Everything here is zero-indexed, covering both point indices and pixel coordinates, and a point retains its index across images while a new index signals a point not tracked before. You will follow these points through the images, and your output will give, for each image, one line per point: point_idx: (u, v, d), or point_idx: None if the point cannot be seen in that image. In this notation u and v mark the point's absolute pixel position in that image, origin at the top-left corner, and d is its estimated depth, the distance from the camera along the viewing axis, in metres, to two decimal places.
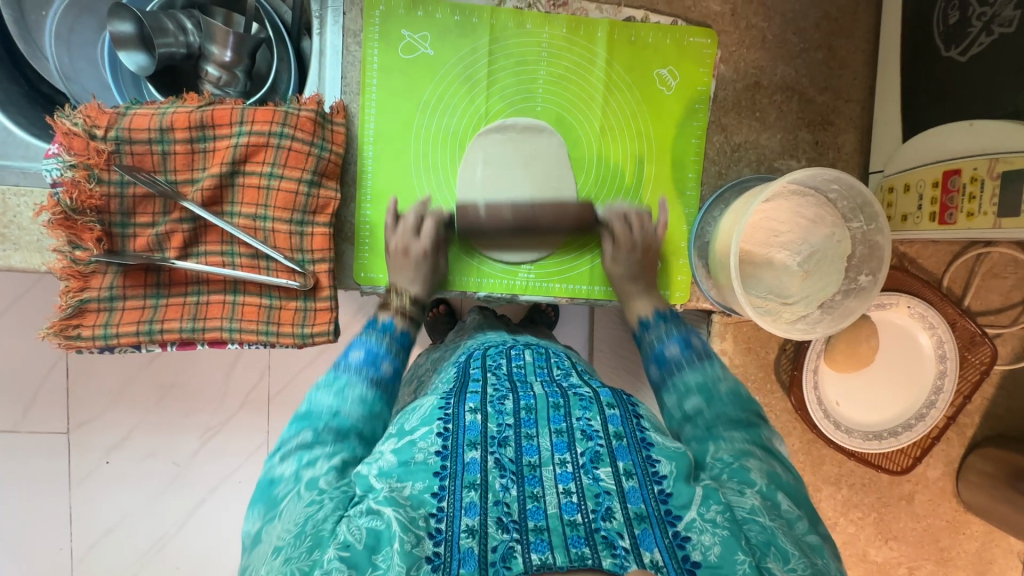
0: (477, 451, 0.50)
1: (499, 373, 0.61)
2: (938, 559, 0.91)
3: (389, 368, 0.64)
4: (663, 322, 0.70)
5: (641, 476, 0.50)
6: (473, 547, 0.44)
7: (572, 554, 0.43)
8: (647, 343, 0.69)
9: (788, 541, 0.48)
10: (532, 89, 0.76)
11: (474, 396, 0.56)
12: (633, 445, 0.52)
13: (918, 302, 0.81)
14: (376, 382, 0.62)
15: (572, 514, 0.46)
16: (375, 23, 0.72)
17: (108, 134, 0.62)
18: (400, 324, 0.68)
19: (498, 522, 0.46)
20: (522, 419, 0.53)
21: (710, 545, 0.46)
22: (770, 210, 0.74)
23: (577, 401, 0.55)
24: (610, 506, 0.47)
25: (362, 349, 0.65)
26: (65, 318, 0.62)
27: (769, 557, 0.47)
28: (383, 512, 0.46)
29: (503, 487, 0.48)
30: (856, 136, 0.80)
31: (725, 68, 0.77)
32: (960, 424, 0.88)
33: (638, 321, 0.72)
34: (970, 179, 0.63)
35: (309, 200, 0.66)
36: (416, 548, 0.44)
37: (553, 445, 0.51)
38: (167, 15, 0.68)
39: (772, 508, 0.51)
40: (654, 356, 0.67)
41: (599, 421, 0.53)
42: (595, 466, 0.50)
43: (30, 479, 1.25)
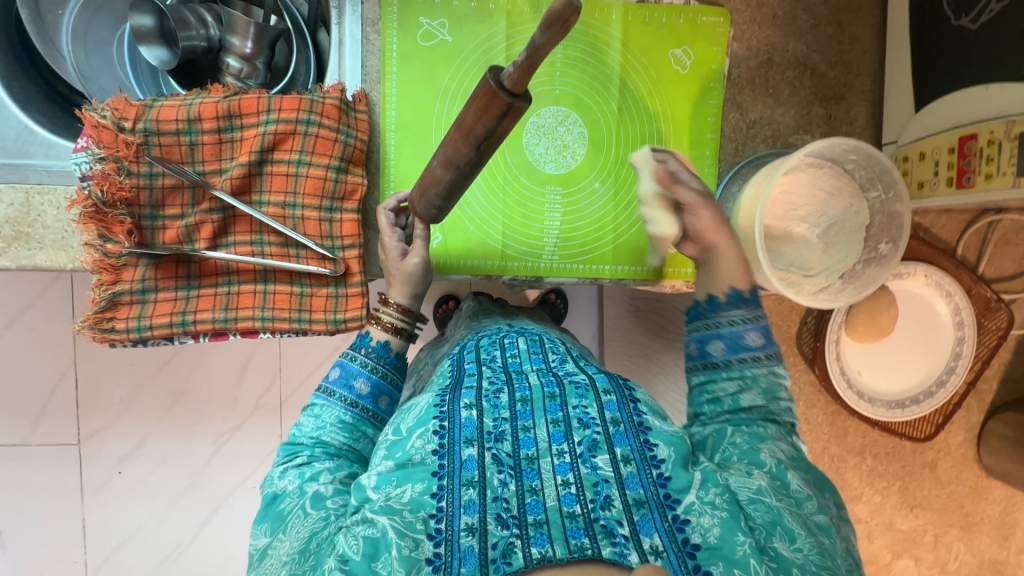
0: (474, 448, 0.50)
1: (494, 364, 0.61)
2: (963, 525, 0.92)
3: (365, 386, 0.64)
4: (741, 304, 0.59)
5: (639, 462, 0.50)
6: (473, 545, 0.45)
7: (572, 546, 0.44)
8: (715, 325, 0.59)
9: (795, 521, 0.49)
10: (549, 72, 0.77)
11: (469, 392, 0.56)
12: (631, 430, 0.53)
13: (935, 270, 0.83)
14: (353, 404, 0.63)
15: (572, 505, 0.47)
16: (394, 12, 0.72)
17: (136, 126, 0.62)
18: (377, 333, 0.67)
19: (498, 518, 0.46)
20: (518, 412, 0.54)
21: (709, 526, 0.47)
22: (790, 182, 0.75)
23: (573, 389, 0.56)
24: (609, 494, 0.48)
25: (339, 367, 0.65)
26: (99, 311, 0.62)
27: (775, 536, 0.48)
28: (377, 521, 0.46)
29: (502, 482, 0.48)
30: (868, 109, 0.81)
31: (738, 46, 0.79)
32: (979, 391, 0.89)
33: (707, 297, 0.61)
34: (987, 142, 0.65)
35: (338, 186, 0.66)
36: (415, 552, 0.45)
37: (550, 435, 0.52)
38: (187, 9, 0.68)
39: (780, 488, 0.52)
40: (698, 337, 0.60)
41: (596, 408, 0.54)
42: (592, 454, 0.50)
43: (44, 492, 1.24)
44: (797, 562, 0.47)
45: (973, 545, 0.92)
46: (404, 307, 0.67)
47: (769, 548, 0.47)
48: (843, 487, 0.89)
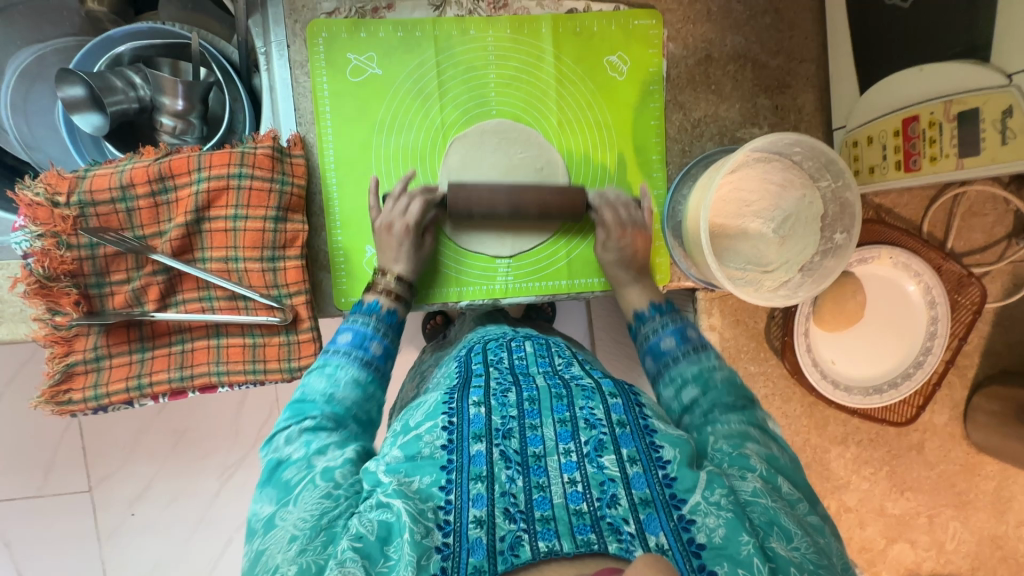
0: (482, 444, 0.50)
1: (501, 366, 0.60)
2: (957, 504, 0.90)
3: (378, 347, 0.66)
4: (659, 314, 0.70)
5: (645, 462, 0.49)
6: (481, 537, 0.44)
7: (578, 541, 0.44)
8: (643, 336, 0.70)
9: (790, 521, 0.48)
10: (484, 94, 0.76)
11: (479, 389, 0.55)
12: (637, 432, 0.52)
13: (901, 252, 0.81)
14: (367, 364, 0.65)
15: (578, 503, 0.46)
16: (320, 50, 0.72)
17: (70, 199, 0.62)
18: (387, 304, 0.68)
19: (505, 512, 0.46)
20: (526, 411, 0.53)
21: (715, 527, 0.46)
22: (739, 179, 0.74)
23: (579, 391, 0.55)
24: (615, 493, 0.47)
25: (349, 332, 0.66)
26: (54, 384, 0.63)
27: (772, 537, 0.46)
28: (393, 505, 0.46)
29: (509, 478, 0.48)
30: (815, 95, 0.80)
31: (674, 46, 0.77)
32: (960, 367, 0.87)
33: (634, 314, 0.72)
34: (928, 123, 0.63)
35: (277, 235, 0.66)
36: (426, 539, 0.44)
37: (557, 434, 0.51)
38: (115, 73, 0.68)
39: (773, 490, 0.51)
40: (649, 348, 0.68)
41: (602, 410, 0.53)
42: (599, 454, 0.50)
43: (59, 541, 1.26)
44: (795, 562, 0.45)
45: (970, 523, 0.91)
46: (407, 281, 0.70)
47: (770, 550, 0.45)
48: (829, 477, 0.88)
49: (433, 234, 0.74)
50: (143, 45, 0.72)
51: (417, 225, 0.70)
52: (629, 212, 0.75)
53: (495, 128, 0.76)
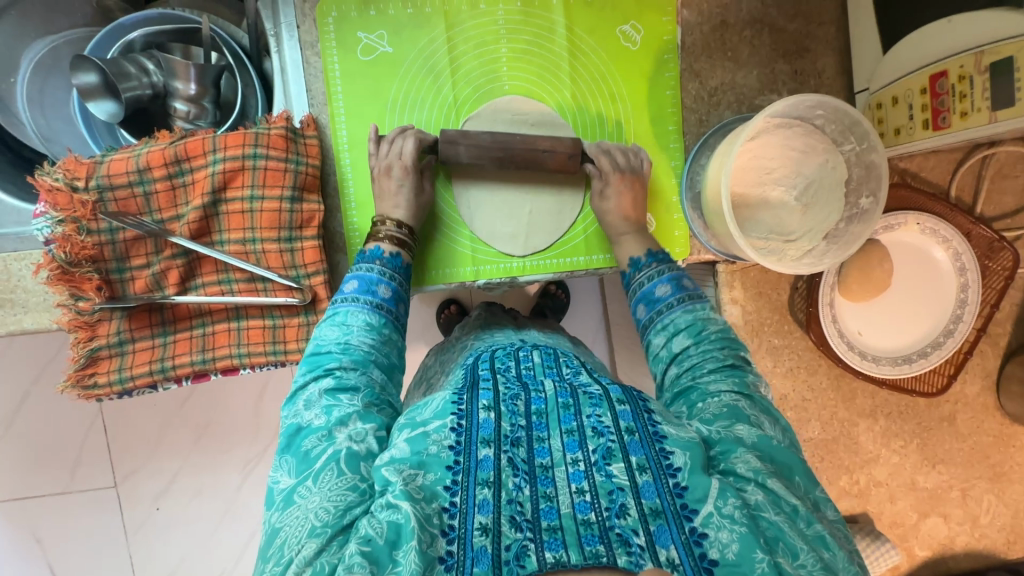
0: (490, 449, 0.49)
1: (507, 373, 0.59)
2: (991, 476, 0.88)
3: (387, 291, 0.64)
4: (654, 261, 0.69)
5: (655, 470, 0.48)
6: (486, 545, 0.44)
7: (586, 552, 0.43)
8: (635, 283, 0.68)
9: (796, 535, 0.47)
10: (496, 69, 0.75)
11: (486, 393, 0.54)
12: (646, 439, 0.50)
13: (928, 217, 0.79)
14: (378, 307, 0.63)
15: (586, 513, 0.46)
16: (330, 29, 0.71)
17: (89, 184, 0.63)
18: (389, 247, 0.66)
19: (512, 521, 0.45)
20: (534, 422, 0.52)
21: (727, 542, 0.45)
22: (757, 147, 0.72)
23: (587, 398, 0.54)
24: (624, 502, 0.47)
25: (356, 279, 0.63)
26: (80, 369, 0.64)
27: (779, 553, 0.46)
28: (400, 506, 0.45)
29: (516, 485, 0.47)
30: (836, 58, 0.77)
31: (688, 12, 0.75)
32: (991, 335, 0.85)
33: (629, 260, 0.70)
34: (957, 78, 0.61)
35: (294, 216, 0.66)
36: (431, 548, 0.44)
37: (565, 445, 0.50)
38: (127, 59, 0.69)
39: (777, 502, 0.49)
40: (641, 295, 0.67)
41: (610, 417, 0.52)
42: (608, 462, 0.49)
43: (89, 535, 1.29)
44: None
45: (1005, 495, 0.88)
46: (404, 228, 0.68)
47: (782, 569, 0.45)
48: (858, 452, 0.87)
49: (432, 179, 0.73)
50: (154, 32, 0.72)
51: (416, 163, 0.70)
52: (627, 160, 0.74)
53: (507, 105, 0.75)
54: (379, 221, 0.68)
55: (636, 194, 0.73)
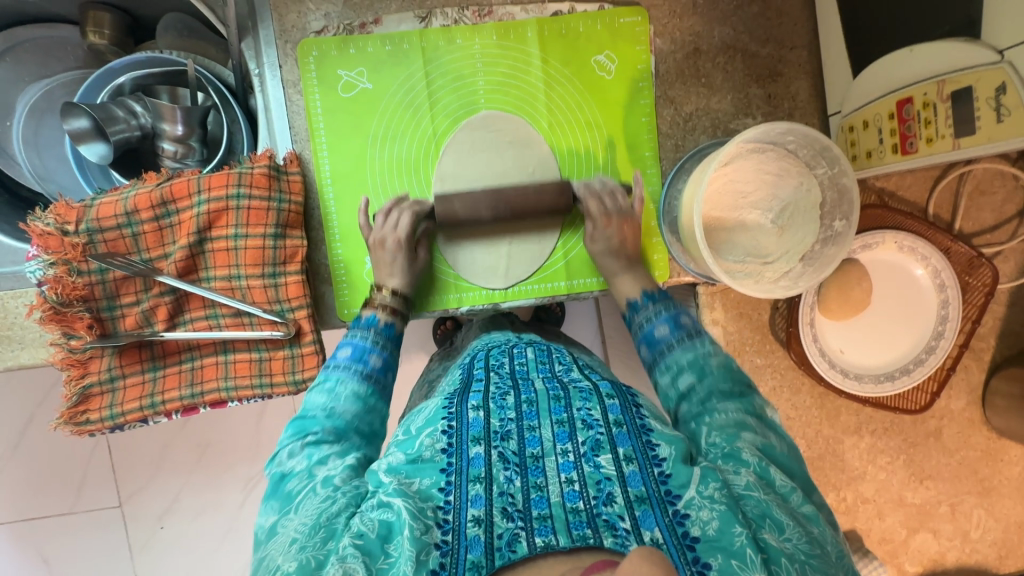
0: (481, 446, 0.50)
1: (501, 371, 0.61)
2: (980, 491, 0.88)
3: (378, 360, 0.65)
4: (651, 302, 0.69)
5: (641, 461, 0.49)
6: (479, 535, 0.45)
7: (574, 536, 0.44)
8: (636, 325, 0.68)
9: (782, 511, 0.48)
10: (474, 100, 0.77)
11: (477, 395, 0.56)
12: (634, 431, 0.52)
13: (906, 236, 0.79)
14: (367, 376, 0.63)
15: (575, 501, 0.46)
16: (311, 69, 0.73)
17: (79, 227, 0.65)
18: (383, 318, 0.68)
19: (504, 511, 0.46)
20: (525, 412, 0.53)
21: (708, 519, 0.46)
22: (732, 171, 0.73)
23: (576, 392, 0.56)
24: (612, 491, 0.47)
25: (349, 346, 0.65)
26: (72, 406, 0.66)
27: (765, 529, 0.46)
28: (393, 504, 0.46)
29: (507, 479, 0.48)
30: (809, 81, 0.78)
31: (661, 41, 0.77)
32: (975, 350, 0.85)
33: (627, 303, 0.71)
34: (922, 105, 0.62)
35: (277, 252, 0.68)
36: (425, 536, 0.45)
37: (556, 435, 0.51)
38: (116, 103, 0.71)
39: (766, 485, 0.50)
40: (643, 336, 0.66)
41: (599, 410, 0.53)
42: (596, 454, 0.50)
43: (93, 556, 1.31)
44: (786, 553, 0.45)
45: (995, 510, 0.88)
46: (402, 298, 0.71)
47: (762, 540, 0.46)
48: (844, 469, 0.87)
49: (426, 246, 0.76)
50: (142, 75, 0.74)
51: (411, 237, 0.72)
52: (614, 200, 0.75)
53: (483, 125, 0.77)
54: (375, 289, 0.71)
55: (626, 233, 0.74)
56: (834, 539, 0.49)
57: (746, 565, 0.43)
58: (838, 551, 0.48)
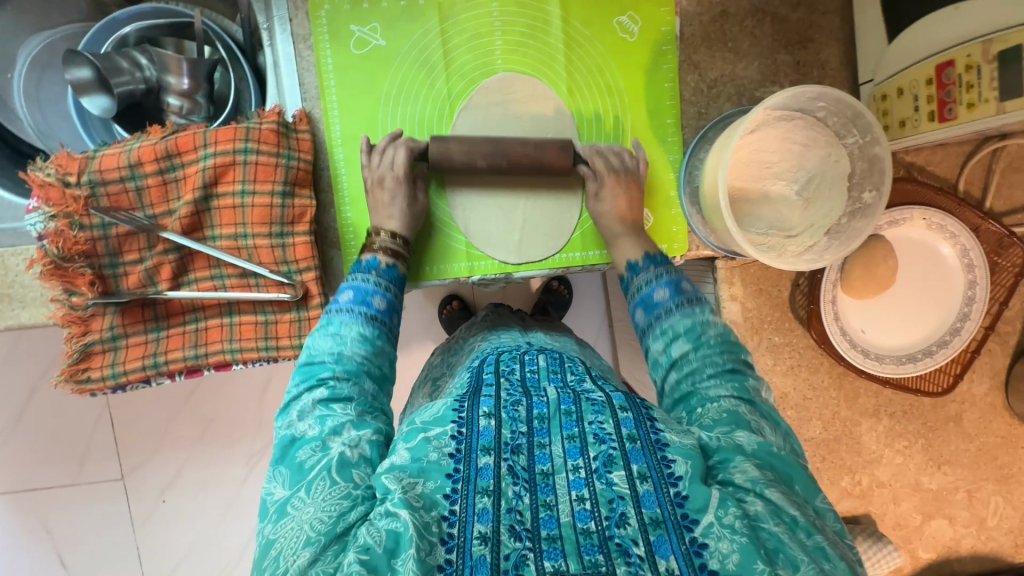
0: (490, 457, 0.48)
1: (510, 377, 0.59)
2: (999, 478, 0.86)
3: (382, 302, 0.63)
4: (653, 265, 0.67)
5: (656, 479, 0.47)
6: (485, 554, 0.43)
7: (585, 562, 0.43)
8: (633, 287, 0.67)
9: (797, 546, 0.45)
10: (490, 61, 0.74)
11: (488, 399, 0.54)
12: (648, 447, 0.49)
13: (934, 212, 0.76)
14: (372, 318, 0.61)
15: (586, 521, 0.45)
16: (323, 23, 0.70)
17: (81, 179, 0.63)
18: (384, 259, 0.65)
19: (511, 530, 0.44)
20: (536, 428, 0.51)
21: (728, 552, 0.44)
22: (759, 139, 0.70)
23: (589, 405, 0.53)
24: (624, 511, 0.46)
25: (351, 290, 0.63)
26: (73, 363, 0.64)
27: (779, 564, 0.44)
28: (399, 514, 0.44)
29: (516, 494, 0.47)
30: (839, 48, 0.75)
31: (687, 2, 0.74)
32: (1001, 333, 0.83)
33: (627, 265, 0.69)
34: (965, 68, 0.59)
35: (286, 211, 0.66)
36: (430, 557, 0.43)
37: (567, 451, 0.50)
38: (120, 54, 0.69)
39: (777, 513, 0.47)
40: (640, 299, 0.66)
41: (613, 424, 0.51)
42: (608, 470, 0.48)
43: (96, 526, 1.30)
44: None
45: (1013, 497, 0.86)
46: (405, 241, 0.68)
47: None
48: (860, 452, 0.85)
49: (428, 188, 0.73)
50: (147, 26, 0.72)
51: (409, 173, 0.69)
52: (619, 161, 0.73)
53: (499, 87, 0.74)
54: (373, 233, 0.67)
55: (631, 194, 0.72)
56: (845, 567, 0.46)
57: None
58: None
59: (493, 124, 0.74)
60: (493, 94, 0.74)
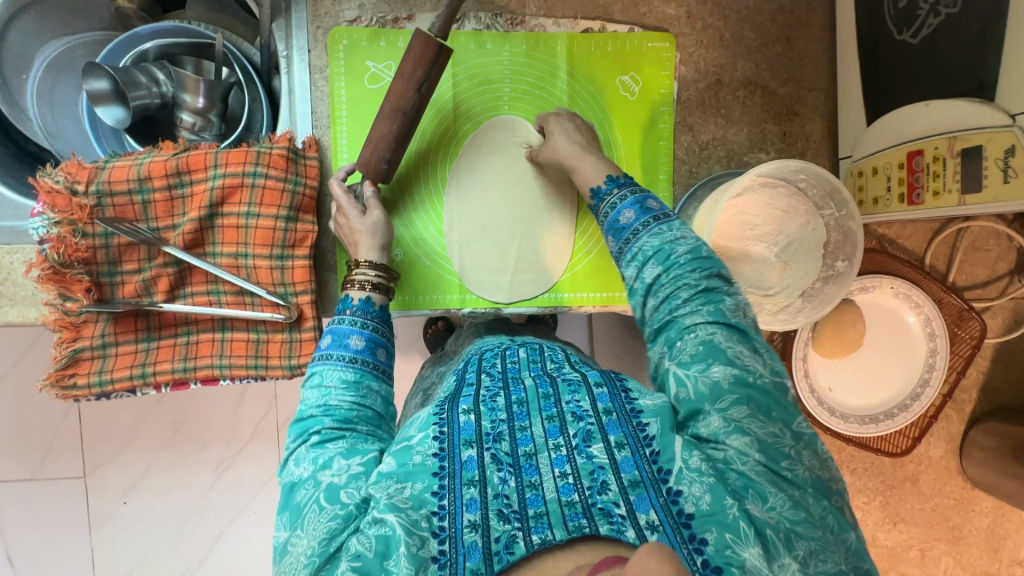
0: (473, 449, 0.49)
1: (492, 371, 0.59)
2: (950, 538, 0.90)
3: (360, 340, 0.61)
4: (616, 188, 0.64)
5: (633, 445, 0.49)
6: (477, 540, 0.44)
7: (570, 528, 0.44)
8: (602, 214, 0.64)
9: (766, 480, 0.48)
10: (497, 106, 0.77)
11: (467, 397, 0.54)
12: (623, 417, 0.51)
13: (901, 283, 0.81)
14: (352, 361, 0.59)
15: (570, 494, 0.46)
16: (340, 56, 0.73)
17: (89, 189, 0.64)
18: (358, 294, 0.64)
19: (499, 513, 0.45)
20: (515, 412, 0.52)
21: (700, 494, 0.46)
22: (742, 204, 0.74)
23: (565, 385, 0.55)
24: (605, 480, 0.47)
25: (331, 334, 0.62)
26: (60, 368, 0.64)
27: (748, 498, 0.47)
28: (386, 520, 0.45)
29: (501, 479, 0.47)
30: (823, 124, 0.81)
31: (686, 69, 0.79)
32: (957, 401, 0.87)
33: (591, 191, 0.66)
34: (932, 158, 0.64)
35: (287, 235, 0.67)
36: (422, 551, 0.44)
37: (546, 431, 0.50)
38: (139, 69, 0.70)
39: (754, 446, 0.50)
40: (609, 225, 0.63)
41: (589, 401, 0.52)
42: (588, 445, 0.49)
43: (51, 525, 1.27)
44: (772, 522, 0.46)
45: (962, 559, 0.90)
46: (378, 263, 0.66)
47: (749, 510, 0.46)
48: None
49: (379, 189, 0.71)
50: (169, 44, 0.74)
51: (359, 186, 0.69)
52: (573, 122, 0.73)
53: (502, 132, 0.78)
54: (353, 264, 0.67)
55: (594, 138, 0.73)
56: (816, 493, 0.50)
57: (738, 537, 0.45)
58: (820, 505, 0.49)
59: (493, 163, 0.77)
60: (496, 138, 0.78)
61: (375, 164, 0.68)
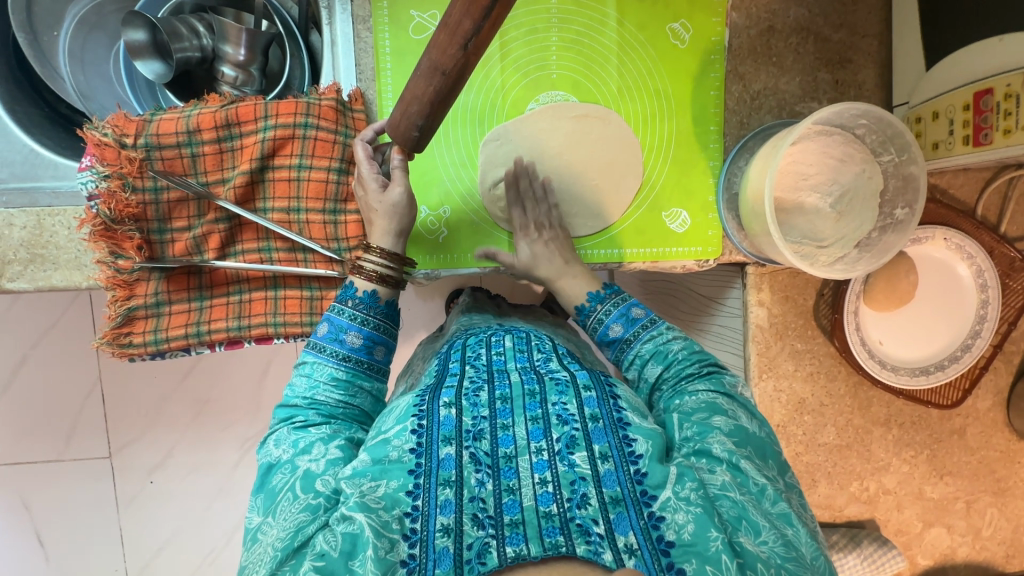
0: (451, 447, 0.47)
1: (477, 363, 0.57)
2: (995, 490, 0.90)
3: (356, 338, 0.60)
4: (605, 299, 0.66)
5: (617, 458, 0.47)
6: (448, 546, 0.42)
7: (546, 544, 0.41)
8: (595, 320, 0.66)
9: (758, 513, 0.46)
10: (545, 57, 0.75)
11: (448, 390, 0.52)
12: (610, 426, 0.49)
13: (954, 233, 0.80)
14: (345, 359, 0.59)
15: (548, 505, 0.43)
16: (383, 5, 0.70)
17: (138, 141, 0.62)
18: (363, 284, 0.61)
19: (474, 518, 0.43)
20: (498, 410, 0.50)
21: (683, 523, 0.44)
22: (797, 152, 0.73)
23: (553, 385, 0.52)
24: (586, 492, 0.44)
25: (328, 323, 0.61)
26: (116, 327, 0.63)
27: (740, 531, 0.45)
28: (354, 518, 0.43)
29: (479, 482, 0.45)
30: (876, 71, 0.79)
31: (737, 16, 0.76)
32: (1006, 353, 0.87)
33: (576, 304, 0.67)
34: (1003, 96, 0.62)
35: (340, 188, 0.66)
36: (390, 554, 0.42)
37: (529, 433, 0.48)
38: (179, 20, 0.69)
39: (743, 482, 0.48)
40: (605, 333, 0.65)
41: (576, 405, 0.50)
42: (570, 451, 0.47)
43: (80, 505, 1.27)
44: (762, 557, 0.44)
45: (1007, 510, 0.91)
46: (390, 252, 0.63)
47: (738, 545, 0.44)
48: (869, 459, 0.88)
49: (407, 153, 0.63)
50: None
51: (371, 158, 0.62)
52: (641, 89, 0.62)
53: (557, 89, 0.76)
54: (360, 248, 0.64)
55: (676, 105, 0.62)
56: (806, 533, 0.48)
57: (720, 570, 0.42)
58: (811, 549, 0.47)
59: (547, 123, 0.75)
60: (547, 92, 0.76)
61: (405, 129, 0.59)
